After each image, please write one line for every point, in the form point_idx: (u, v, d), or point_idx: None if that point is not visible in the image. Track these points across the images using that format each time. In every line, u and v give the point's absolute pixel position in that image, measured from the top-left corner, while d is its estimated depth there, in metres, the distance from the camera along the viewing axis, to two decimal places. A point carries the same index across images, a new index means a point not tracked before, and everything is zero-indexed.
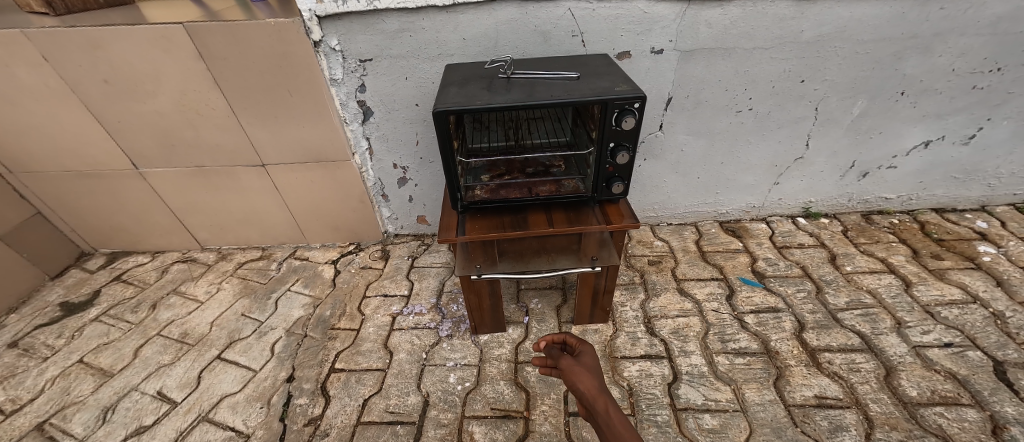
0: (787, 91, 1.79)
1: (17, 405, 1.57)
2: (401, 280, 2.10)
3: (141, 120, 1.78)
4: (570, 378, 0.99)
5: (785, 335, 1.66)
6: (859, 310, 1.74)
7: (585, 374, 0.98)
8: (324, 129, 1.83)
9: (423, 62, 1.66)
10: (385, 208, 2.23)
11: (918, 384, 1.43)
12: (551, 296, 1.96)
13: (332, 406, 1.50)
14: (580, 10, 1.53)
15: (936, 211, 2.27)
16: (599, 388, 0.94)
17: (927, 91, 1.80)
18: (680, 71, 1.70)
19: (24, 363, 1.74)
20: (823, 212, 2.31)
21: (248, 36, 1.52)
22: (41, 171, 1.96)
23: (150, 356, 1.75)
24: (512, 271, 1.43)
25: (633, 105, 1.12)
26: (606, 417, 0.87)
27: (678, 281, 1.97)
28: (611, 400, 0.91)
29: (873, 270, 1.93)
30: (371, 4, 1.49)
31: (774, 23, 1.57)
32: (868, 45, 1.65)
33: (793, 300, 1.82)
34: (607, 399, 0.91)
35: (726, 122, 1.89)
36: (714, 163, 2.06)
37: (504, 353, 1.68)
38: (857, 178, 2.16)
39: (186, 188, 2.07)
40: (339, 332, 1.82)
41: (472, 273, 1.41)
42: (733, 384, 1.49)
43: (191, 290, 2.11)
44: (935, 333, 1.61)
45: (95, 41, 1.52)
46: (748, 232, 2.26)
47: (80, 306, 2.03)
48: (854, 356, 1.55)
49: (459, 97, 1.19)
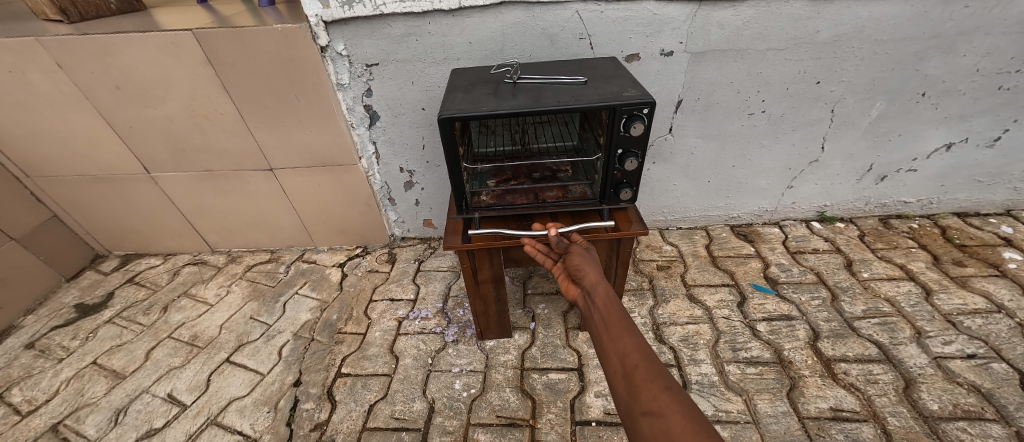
0: (802, 93, 1.74)
1: (33, 406, 1.61)
2: (408, 284, 2.09)
3: (152, 124, 1.80)
4: (573, 261, 1.06)
5: (799, 344, 1.62)
6: (877, 319, 1.68)
7: (585, 259, 1.05)
8: (331, 133, 1.83)
9: (429, 66, 1.64)
10: (392, 212, 2.23)
11: (940, 397, 1.38)
12: (557, 301, 1.94)
13: (338, 412, 1.51)
14: (589, 13, 1.51)
15: (959, 215, 2.19)
16: (596, 270, 1.01)
17: (949, 91, 1.73)
18: (690, 73, 1.66)
19: (40, 364, 1.78)
20: (838, 216, 2.25)
21: (256, 40, 1.52)
22: (57, 176, 1.99)
23: (161, 359, 1.78)
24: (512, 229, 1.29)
25: (642, 110, 1.09)
26: (597, 289, 0.94)
27: (688, 287, 1.93)
28: (605, 279, 0.97)
29: (891, 277, 1.87)
30: (377, 9, 1.48)
31: (788, 23, 1.53)
32: (888, 45, 1.59)
33: (808, 307, 1.77)
34: (603, 279, 0.97)
35: (738, 124, 1.84)
36: (725, 166, 2.02)
37: (510, 360, 1.67)
38: (874, 182, 2.09)
39: (196, 192, 2.09)
40: (346, 336, 1.82)
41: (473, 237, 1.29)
42: (744, 395, 1.45)
43: (201, 293, 2.13)
44: (957, 343, 1.55)
45: (106, 48, 1.54)
46: (760, 237, 2.21)
47: (94, 308, 2.07)
48: (871, 367, 1.50)
49: (464, 103, 1.18)
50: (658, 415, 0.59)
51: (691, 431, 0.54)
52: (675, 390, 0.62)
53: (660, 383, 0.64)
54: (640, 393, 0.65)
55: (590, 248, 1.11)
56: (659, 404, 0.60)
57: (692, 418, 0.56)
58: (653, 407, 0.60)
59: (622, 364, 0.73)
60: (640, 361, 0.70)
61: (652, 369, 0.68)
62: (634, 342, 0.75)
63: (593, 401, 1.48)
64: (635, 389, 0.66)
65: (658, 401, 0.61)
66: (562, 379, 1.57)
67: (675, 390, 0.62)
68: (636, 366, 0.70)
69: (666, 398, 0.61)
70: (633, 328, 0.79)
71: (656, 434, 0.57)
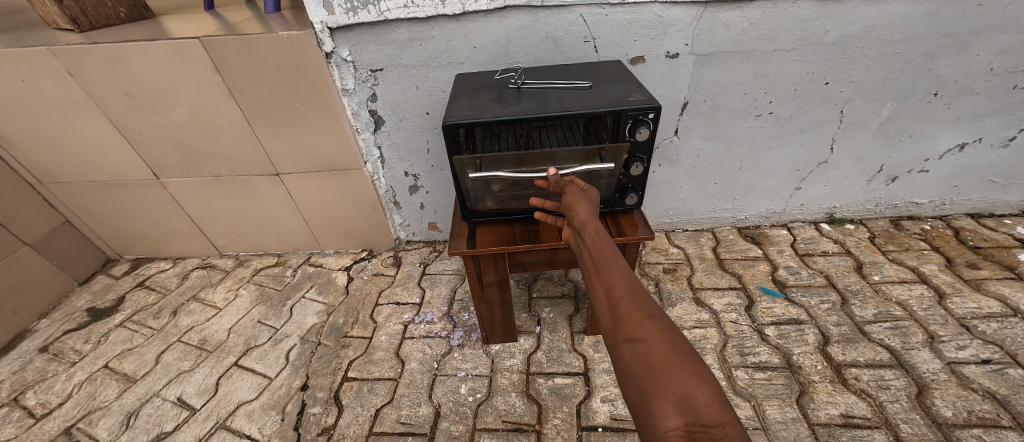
0: (811, 94, 1.71)
1: (47, 409, 1.63)
2: (413, 287, 2.10)
3: (161, 131, 1.82)
4: (567, 202, 1.05)
5: (809, 349, 1.59)
6: (889, 323, 1.66)
7: (580, 200, 1.04)
8: (336, 139, 1.85)
9: (433, 71, 1.65)
10: (397, 215, 2.23)
11: (953, 404, 1.36)
12: (563, 305, 1.93)
13: (345, 416, 1.52)
14: (593, 16, 1.50)
15: (972, 216, 2.15)
16: (589, 211, 1.00)
17: (962, 91, 1.70)
18: (696, 75, 1.65)
19: (54, 367, 1.81)
20: (848, 218, 2.22)
21: (262, 47, 1.54)
22: (69, 182, 2.03)
23: (170, 362, 1.80)
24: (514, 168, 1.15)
25: (647, 115, 1.09)
26: (587, 230, 0.95)
27: (695, 291, 1.91)
28: (596, 220, 0.97)
29: (903, 280, 1.84)
30: (381, 15, 1.48)
31: (796, 24, 1.51)
32: (898, 45, 1.57)
33: (817, 311, 1.75)
34: (594, 220, 0.97)
35: (744, 126, 1.82)
36: (732, 168, 2.00)
37: (515, 364, 1.66)
38: (885, 183, 2.06)
39: (204, 196, 2.11)
40: (352, 340, 1.83)
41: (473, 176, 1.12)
42: (753, 400, 1.43)
43: (210, 297, 2.15)
44: (971, 348, 1.52)
45: (116, 57, 1.57)
46: (768, 239, 2.18)
47: (106, 312, 2.10)
48: (882, 372, 1.48)
49: (469, 109, 1.17)
50: (640, 341, 0.62)
51: (670, 355, 0.57)
52: (658, 320, 0.65)
53: (644, 312, 0.66)
54: (624, 322, 0.67)
55: (588, 189, 1.09)
56: (642, 331, 0.62)
57: (674, 344, 0.59)
58: (636, 334, 0.63)
59: (609, 297, 0.75)
60: (626, 294, 0.72)
61: (637, 300, 0.69)
62: (621, 277, 0.76)
63: (600, 407, 1.47)
64: (619, 319, 0.68)
65: (640, 328, 0.63)
66: (568, 383, 1.57)
67: (658, 319, 0.65)
68: (622, 298, 0.71)
69: (649, 325, 0.63)
70: (622, 264, 0.81)
71: (637, 357, 0.60)
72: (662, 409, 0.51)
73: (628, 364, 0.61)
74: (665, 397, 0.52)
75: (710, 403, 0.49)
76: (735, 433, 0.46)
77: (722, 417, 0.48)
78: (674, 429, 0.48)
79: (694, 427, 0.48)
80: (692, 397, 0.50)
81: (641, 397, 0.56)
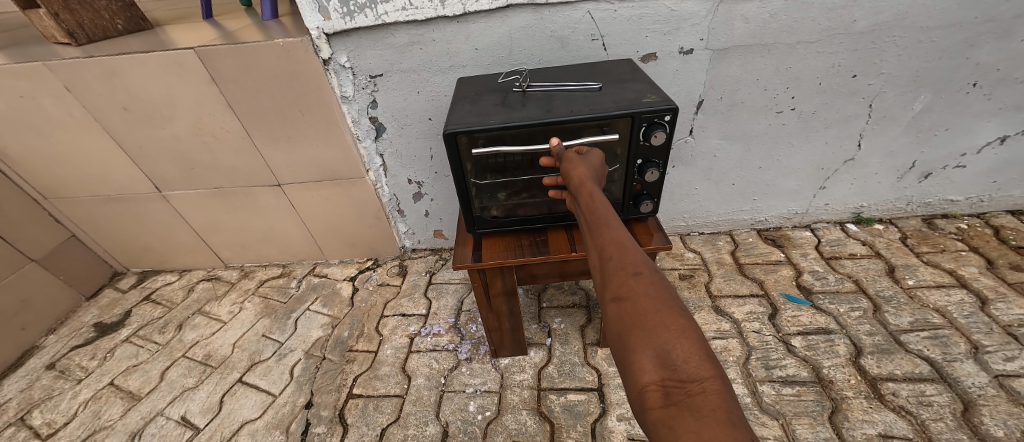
0: (836, 88, 1.60)
1: (52, 428, 1.62)
2: (419, 298, 2.04)
3: (161, 144, 1.79)
4: (563, 170, 0.95)
5: (840, 362, 1.49)
6: (926, 333, 1.54)
7: (578, 165, 0.93)
8: (337, 147, 1.79)
9: (434, 75, 1.58)
10: (401, 223, 2.18)
11: (1004, 422, 1.25)
12: (574, 315, 1.85)
13: (350, 436, 1.46)
14: (601, 12, 1.41)
15: (1013, 213, 2.01)
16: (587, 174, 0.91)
17: (1005, 80, 1.57)
18: (712, 72, 1.55)
19: (60, 385, 1.79)
20: (876, 217, 2.09)
21: (258, 56, 1.49)
22: (73, 197, 2.01)
23: (175, 379, 1.77)
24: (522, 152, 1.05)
25: (664, 118, 1.00)
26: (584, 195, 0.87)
27: (713, 299, 1.81)
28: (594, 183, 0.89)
29: (939, 284, 1.72)
30: (379, 19, 1.42)
31: (821, 13, 1.40)
32: (934, 33, 1.45)
33: (847, 320, 1.64)
34: (591, 181, 0.88)
35: (765, 124, 1.72)
36: (751, 168, 1.89)
37: (526, 379, 1.59)
38: (917, 180, 1.93)
39: (207, 209, 2.08)
40: (357, 354, 1.78)
41: (477, 153, 1.02)
42: (782, 419, 1.34)
43: (215, 310, 2.12)
44: (1020, 360, 1.41)
45: (112, 70, 1.53)
46: (790, 241, 2.07)
47: (112, 327, 2.09)
48: (923, 387, 1.37)
49: (471, 115, 1.10)
50: (625, 300, 0.58)
51: (653, 310, 0.54)
52: (646, 275, 0.61)
53: (632, 270, 0.63)
54: (613, 282, 0.64)
55: (587, 154, 0.98)
56: (627, 289, 0.59)
57: (660, 300, 0.55)
58: (621, 293, 0.59)
59: (602, 259, 0.71)
60: (617, 253, 0.68)
61: (627, 259, 0.66)
62: (613, 237, 0.72)
63: (616, 426, 1.39)
64: (609, 280, 0.65)
65: (626, 286, 0.60)
66: (581, 400, 1.49)
67: (646, 276, 0.61)
68: (612, 258, 0.68)
69: (636, 282, 0.60)
70: (616, 221, 0.75)
71: (622, 316, 0.57)
72: (642, 366, 0.49)
73: (612, 323, 0.58)
74: (644, 353, 0.50)
75: (690, 358, 0.46)
76: (714, 387, 0.43)
77: (700, 372, 0.45)
78: (651, 384, 0.47)
79: (670, 382, 0.45)
80: (671, 352, 0.48)
81: (624, 354, 0.54)
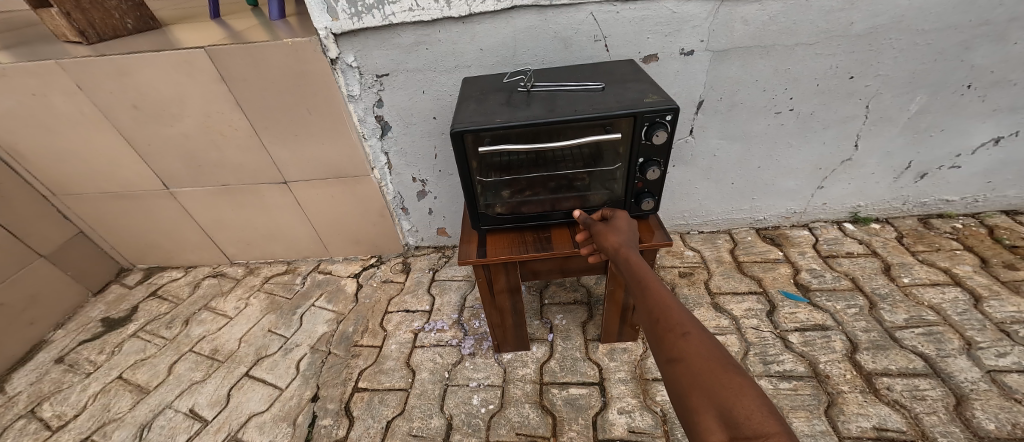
0: (834, 89, 1.63)
1: (62, 421, 1.64)
2: (423, 295, 2.07)
3: (170, 141, 1.82)
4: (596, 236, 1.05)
5: (836, 357, 1.52)
6: (921, 329, 1.57)
7: (609, 231, 1.02)
8: (343, 146, 1.82)
9: (440, 75, 1.61)
10: (405, 221, 2.20)
11: (995, 416, 1.28)
12: (576, 312, 1.89)
13: (356, 428, 1.49)
14: (604, 14, 1.44)
15: (1008, 213, 2.04)
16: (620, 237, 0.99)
17: (999, 82, 1.60)
18: (712, 73, 1.59)
19: (69, 378, 1.82)
20: (873, 217, 2.13)
21: (267, 56, 1.52)
22: (82, 194, 2.04)
23: (182, 373, 1.80)
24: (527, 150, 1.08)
25: (665, 117, 1.03)
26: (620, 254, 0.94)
27: (713, 296, 1.85)
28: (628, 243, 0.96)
29: (934, 282, 1.75)
30: (387, 19, 1.44)
31: (820, 16, 1.43)
32: (930, 35, 1.48)
33: (844, 316, 1.67)
34: (625, 245, 0.96)
35: (764, 124, 1.75)
36: (750, 168, 1.92)
37: (528, 374, 1.62)
38: (913, 180, 1.96)
39: (213, 206, 2.11)
40: (362, 349, 1.81)
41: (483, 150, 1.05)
42: (778, 412, 1.37)
43: (221, 306, 2.15)
44: (1012, 355, 1.44)
45: (123, 69, 1.56)
46: (788, 240, 2.10)
47: (119, 322, 2.12)
48: (917, 382, 1.40)
49: (478, 114, 1.13)
50: (678, 359, 0.62)
51: (709, 370, 0.57)
52: (695, 332, 0.64)
53: (680, 327, 0.66)
54: (662, 342, 0.67)
55: (615, 217, 1.08)
56: (678, 349, 0.63)
57: (713, 358, 0.58)
58: (673, 353, 0.63)
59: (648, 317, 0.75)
60: (661, 311, 0.71)
61: (672, 314, 0.69)
62: (655, 291, 0.76)
63: (617, 419, 1.42)
64: (658, 338, 0.69)
65: (677, 345, 0.63)
66: (583, 394, 1.52)
67: (694, 333, 0.64)
68: (657, 316, 0.72)
69: (686, 342, 0.62)
70: (654, 277, 0.80)
71: (678, 377, 0.60)
72: (708, 427, 0.52)
73: (670, 384, 0.61)
74: (708, 415, 0.52)
75: (754, 415, 0.49)
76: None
77: (767, 426, 0.46)
78: None
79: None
80: (735, 410, 0.50)
81: (688, 414, 0.56)
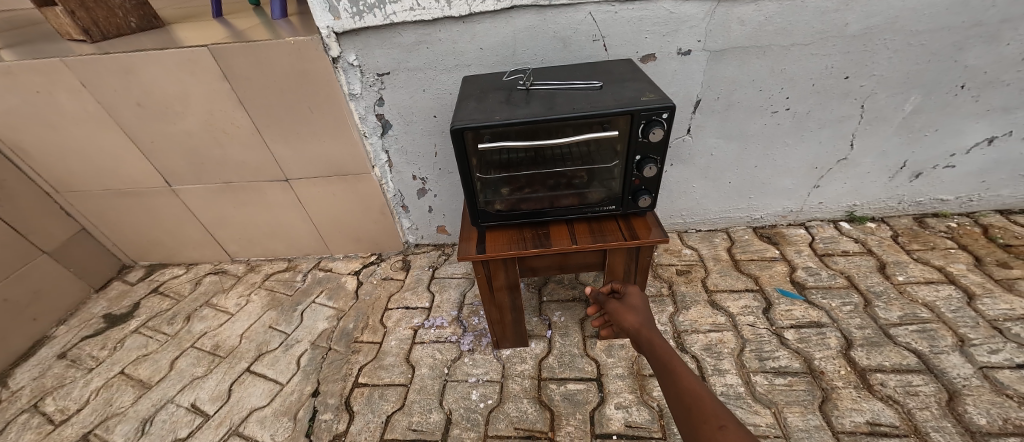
0: (829, 89, 1.66)
1: (65, 415, 1.66)
2: (422, 292, 2.09)
3: (173, 139, 1.83)
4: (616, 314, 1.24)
5: (831, 354, 1.54)
6: (914, 326, 1.59)
7: (626, 310, 1.21)
8: (344, 144, 1.84)
9: (440, 73, 1.63)
10: (405, 219, 2.22)
11: (987, 411, 1.29)
12: (574, 309, 1.90)
13: (356, 423, 1.51)
14: (602, 13, 1.46)
15: (1002, 213, 2.06)
16: (639, 318, 1.18)
17: (992, 83, 1.62)
18: (709, 73, 1.61)
19: (72, 373, 1.84)
20: (869, 216, 2.15)
21: (270, 54, 1.54)
22: (85, 191, 2.06)
23: (184, 368, 1.82)
24: (526, 146, 1.10)
25: (662, 115, 1.05)
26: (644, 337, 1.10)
27: (710, 293, 1.87)
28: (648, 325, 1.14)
29: (928, 281, 1.77)
30: (388, 19, 1.46)
31: (815, 17, 1.45)
32: (923, 36, 1.50)
33: (839, 314, 1.69)
34: (644, 326, 1.14)
35: (760, 123, 1.77)
36: (747, 167, 1.94)
37: (527, 370, 1.64)
38: (908, 179, 1.98)
39: (215, 203, 2.13)
40: (362, 345, 1.83)
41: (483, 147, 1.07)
42: (773, 407, 1.39)
43: (222, 302, 2.17)
44: (1004, 352, 1.45)
45: (128, 67, 1.58)
46: (785, 239, 2.12)
47: (122, 318, 2.13)
48: (910, 377, 1.42)
49: (477, 112, 1.15)
50: None
51: None
52: (729, 424, 0.76)
53: (716, 418, 0.78)
54: (701, 432, 0.78)
55: (629, 294, 1.27)
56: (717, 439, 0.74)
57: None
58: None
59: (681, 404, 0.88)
60: (695, 402, 0.84)
61: (705, 403, 0.82)
62: (685, 380, 0.90)
63: (614, 414, 1.44)
64: (695, 427, 0.80)
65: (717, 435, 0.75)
66: (581, 389, 1.54)
67: (728, 424, 0.76)
68: (691, 405, 0.84)
69: (724, 434, 0.74)
70: (682, 365, 0.94)
71: None
72: None
73: None
74: None
75: None
76: None
77: None
78: None
79: None
80: None
81: None
